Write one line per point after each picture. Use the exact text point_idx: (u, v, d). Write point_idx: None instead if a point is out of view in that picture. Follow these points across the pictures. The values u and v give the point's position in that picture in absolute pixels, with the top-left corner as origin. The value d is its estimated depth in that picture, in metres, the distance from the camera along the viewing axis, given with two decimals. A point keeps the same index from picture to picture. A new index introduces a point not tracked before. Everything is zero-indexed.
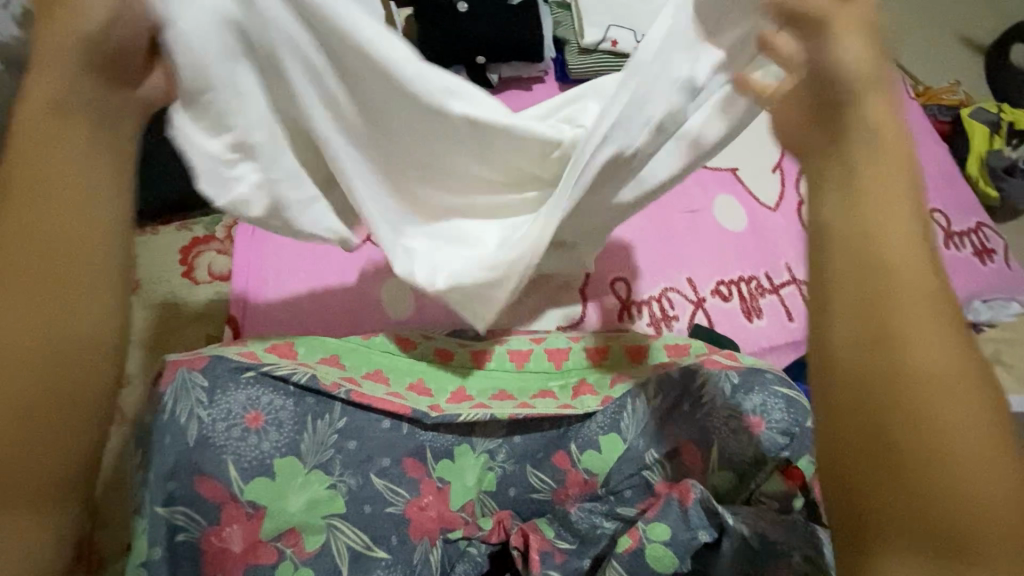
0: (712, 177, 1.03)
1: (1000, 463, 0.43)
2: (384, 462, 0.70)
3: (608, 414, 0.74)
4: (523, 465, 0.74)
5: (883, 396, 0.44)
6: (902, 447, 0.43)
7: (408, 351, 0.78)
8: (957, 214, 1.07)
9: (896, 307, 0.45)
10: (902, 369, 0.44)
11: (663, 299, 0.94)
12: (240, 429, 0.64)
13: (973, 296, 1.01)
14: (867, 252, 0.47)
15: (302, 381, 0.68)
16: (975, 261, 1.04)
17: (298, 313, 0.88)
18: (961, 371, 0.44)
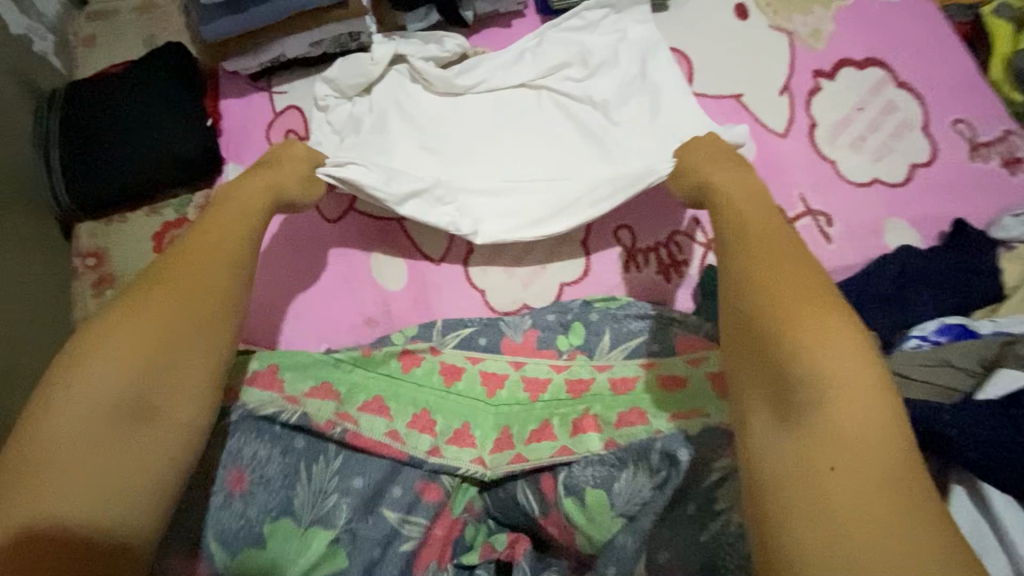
0: (715, 105, 0.97)
1: (827, 457, 0.50)
2: (395, 492, 0.72)
3: (605, 464, 0.71)
4: (516, 482, 0.75)
5: (772, 356, 0.57)
6: (767, 352, 0.57)
7: (409, 369, 0.77)
8: (983, 123, 0.96)
9: (824, 417, 0.52)
10: (773, 345, 0.57)
11: (671, 244, 0.91)
12: (224, 493, 0.68)
13: (1001, 211, 0.91)
14: (778, 338, 0.57)
15: (291, 419, 0.71)
16: (1005, 172, 0.93)
17: (291, 292, 0.88)
18: (809, 372, 0.54)
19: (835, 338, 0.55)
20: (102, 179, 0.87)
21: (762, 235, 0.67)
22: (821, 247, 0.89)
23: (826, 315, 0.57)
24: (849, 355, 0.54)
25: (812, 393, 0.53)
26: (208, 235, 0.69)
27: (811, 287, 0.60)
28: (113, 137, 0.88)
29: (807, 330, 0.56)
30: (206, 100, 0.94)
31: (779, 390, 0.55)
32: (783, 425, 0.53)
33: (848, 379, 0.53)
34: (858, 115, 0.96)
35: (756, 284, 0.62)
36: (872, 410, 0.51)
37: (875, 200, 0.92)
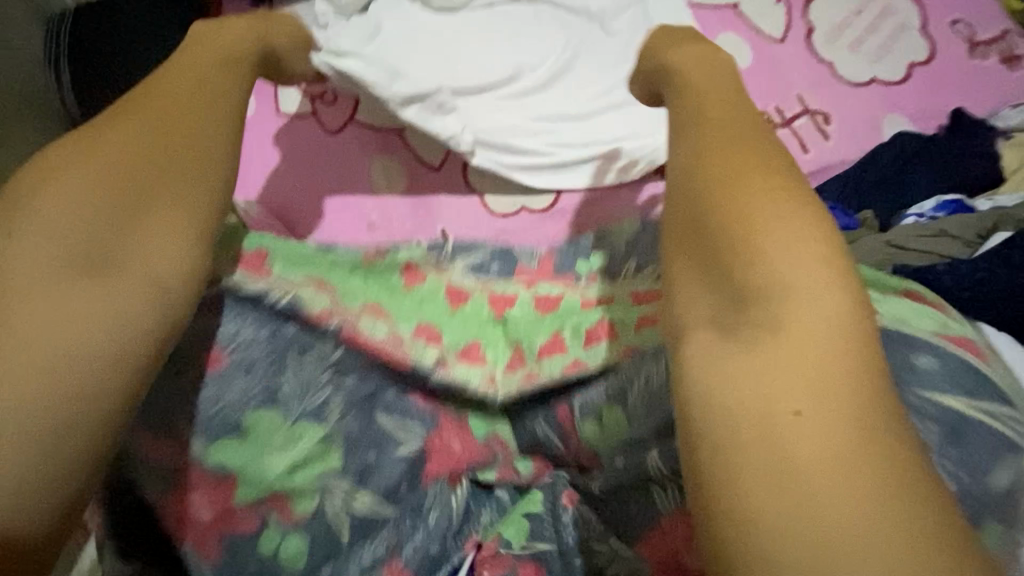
0: (712, 14, 0.98)
1: (787, 376, 0.39)
2: (391, 396, 0.69)
3: (623, 370, 0.67)
4: (534, 411, 0.71)
5: (719, 244, 0.45)
6: (709, 237, 0.46)
7: (414, 284, 0.77)
8: (982, 22, 0.96)
9: (775, 309, 0.42)
10: (715, 230, 0.46)
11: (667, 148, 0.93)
12: (205, 370, 0.63)
13: (1001, 106, 0.90)
14: (721, 217, 0.46)
15: (285, 300, 0.67)
16: (1005, 70, 0.93)
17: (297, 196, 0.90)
18: (760, 263, 0.43)
19: (793, 222, 0.45)
20: (111, 92, 0.90)
21: (741, 136, 0.51)
22: (819, 143, 0.89)
23: (774, 187, 0.47)
24: (806, 244, 0.44)
25: (758, 279, 0.43)
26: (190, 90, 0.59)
27: (759, 155, 0.49)
28: (121, 51, 0.91)
29: (751, 209, 0.46)
30: (211, 19, 0.96)
31: (717, 280, 0.45)
32: (726, 334, 0.42)
33: (799, 274, 0.43)
34: (855, 19, 0.96)
35: (697, 163, 0.50)
36: (834, 305, 0.42)
37: (874, 97, 0.91)
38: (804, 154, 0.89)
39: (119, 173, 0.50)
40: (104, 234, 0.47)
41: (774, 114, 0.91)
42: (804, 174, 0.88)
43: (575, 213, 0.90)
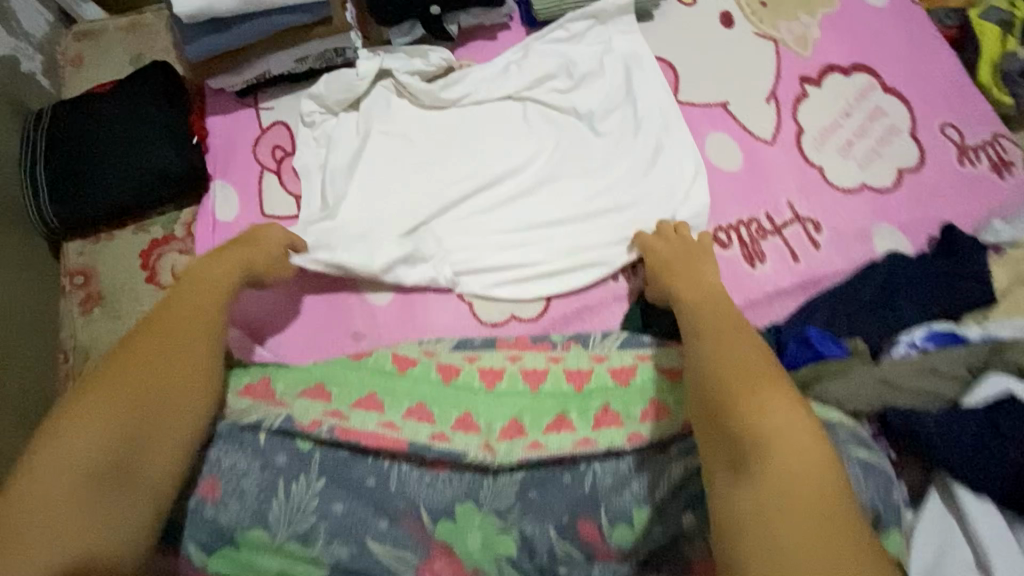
0: (702, 114, 0.97)
1: (785, 510, 0.51)
2: (381, 525, 0.67)
3: (645, 483, 0.68)
4: (545, 525, 0.68)
5: (721, 409, 0.60)
6: (709, 401, 0.61)
7: (407, 369, 0.76)
8: (971, 127, 0.96)
9: (774, 455, 0.55)
10: (715, 398, 0.61)
11: None
12: (195, 498, 0.65)
13: (990, 215, 0.91)
14: (716, 384, 0.61)
15: (274, 425, 0.68)
16: (994, 177, 0.93)
17: (276, 309, 0.87)
18: (759, 420, 0.57)
19: (770, 387, 0.60)
20: (90, 200, 0.88)
21: (721, 327, 0.68)
22: (810, 253, 0.88)
23: (754, 362, 0.62)
24: (786, 406, 0.58)
25: (754, 433, 0.57)
26: (177, 322, 0.69)
27: (742, 339, 0.65)
28: (99, 158, 0.88)
29: (735, 376, 0.61)
30: (191, 118, 0.94)
31: (721, 435, 0.59)
32: (735, 480, 0.55)
33: (783, 428, 0.56)
34: (846, 121, 0.96)
35: (694, 339, 0.67)
36: (816, 453, 0.55)
37: (864, 205, 0.91)
38: (795, 264, 0.88)
39: (123, 398, 0.61)
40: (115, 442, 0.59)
41: (764, 221, 0.90)
42: (795, 286, 0.87)
43: (564, 323, 0.88)
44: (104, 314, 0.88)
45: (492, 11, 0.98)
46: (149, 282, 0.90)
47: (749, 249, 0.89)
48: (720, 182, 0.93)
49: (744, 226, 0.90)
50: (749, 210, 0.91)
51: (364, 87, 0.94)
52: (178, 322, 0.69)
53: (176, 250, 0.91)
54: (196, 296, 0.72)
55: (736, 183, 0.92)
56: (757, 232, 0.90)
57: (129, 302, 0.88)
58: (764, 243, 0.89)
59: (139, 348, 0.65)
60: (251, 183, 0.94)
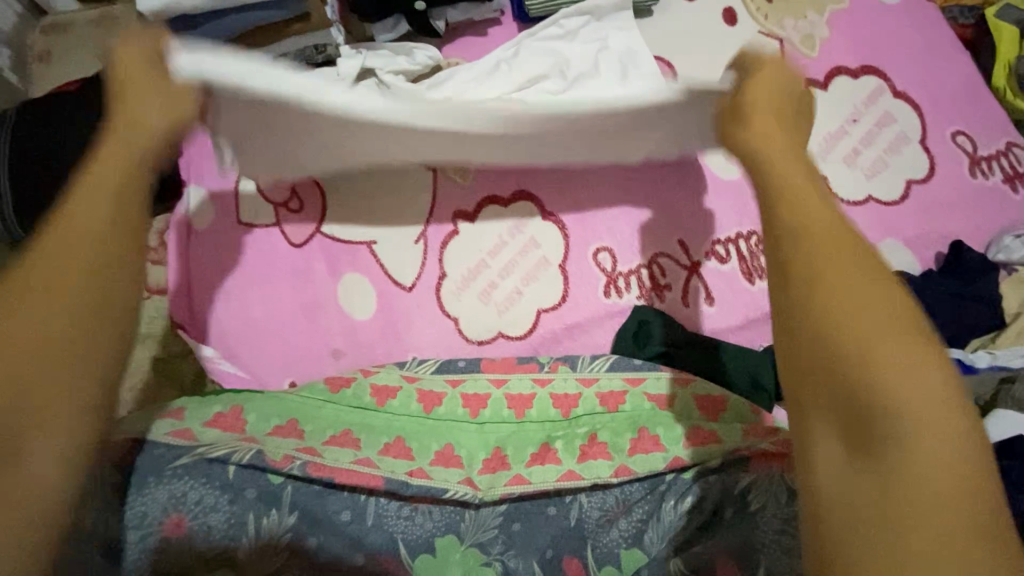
0: None
1: (922, 509, 0.38)
2: (357, 561, 0.65)
3: (632, 522, 0.65)
4: (528, 560, 0.65)
5: (828, 360, 0.42)
6: (808, 345, 0.43)
7: (385, 403, 0.74)
8: (983, 136, 0.92)
9: (908, 431, 0.39)
10: (821, 346, 0.43)
11: (653, 266, 0.86)
12: (156, 537, 0.60)
13: (1001, 230, 0.87)
14: (818, 320, 0.43)
15: (244, 459, 0.65)
16: (1005, 189, 0.90)
17: (254, 326, 0.83)
18: (886, 380, 0.40)
19: (898, 328, 0.42)
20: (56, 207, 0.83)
21: (824, 210, 0.47)
22: None
23: (866, 289, 0.43)
24: (915, 357, 0.41)
25: (878, 396, 0.40)
26: (60, 237, 0.47)
27: (851, 245, 0.45)
28: (65, 163, 0.84)
29: (837, 294, 0.43)
30: None
31: (827, 393, 0.42)
32: (843, 465, 0.41)
33: (917, 395, 0.40)
34: (852, 127, 0.91)
35: (788, 253, 0.45)
36: (959, 420, 0.40)
37: (870, 219, 0.87)
38: None
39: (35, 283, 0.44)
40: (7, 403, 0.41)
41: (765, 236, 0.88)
42: None
43: (554, 340, 0.85)
44: None
45: (482, 6, 0.94)
46: None
47: (748, 264, 0.88)
48: (718, 193, 0.89)
49: (744, 239, 0.88)
50: (748, 223, 0.89)
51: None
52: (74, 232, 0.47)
53: (148, 261, 0.88)
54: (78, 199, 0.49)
55: (735, 194, 0.89)
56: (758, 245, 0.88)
57: None
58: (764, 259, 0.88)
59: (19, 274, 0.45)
60: (225, 188, 0.87)
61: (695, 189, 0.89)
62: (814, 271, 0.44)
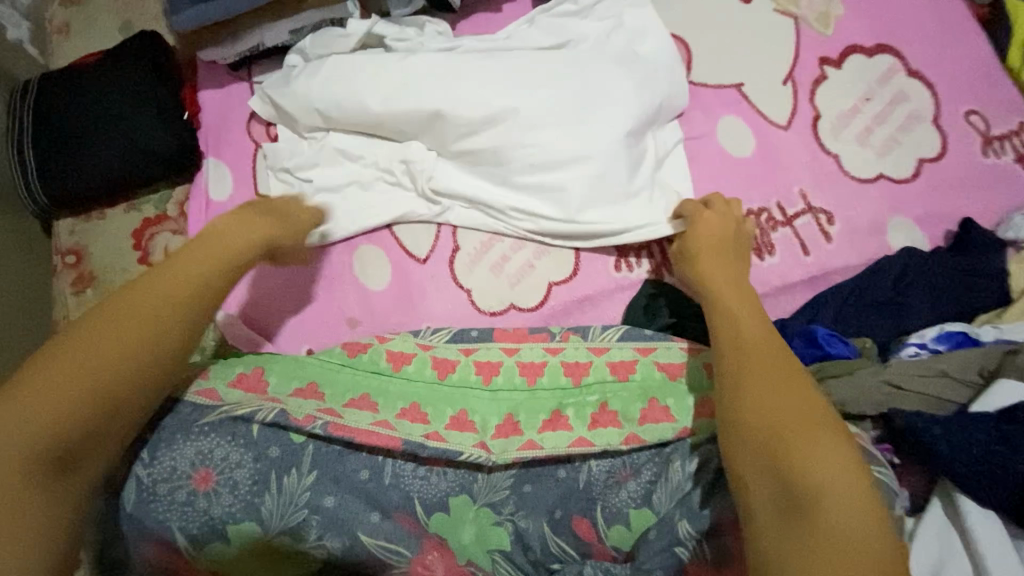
0: (714, 96, 0.92)
1: (832, 545, 0.50)
2: (372, 519, 0.67)
3: (642, 483, 0.67)
4: (539, 520, 0.67)
5: (757, 435, 0.58)
6: (743, 422, 0.60)
7: (401, 368, 0.76)
8: (996, 116, 0.92)
9: (816, 481, 0.53)
10: (747, 421, 0.60)
11: (665, 241, 0.87)
12: (185, 490, 0.64)
13: (1010, 209, 0.88)
14: (743, 401, 0.61)
15: (267, 417, 0.67)
16: (1017, 169, 0.90)
17: (272, 294, 0.86)
18: (798, 446, 0.56)
19: (808, 414, 0.59)
20: (79, 177, 0.85)
21: (751, 318, 0.69)
22: (820, 246, 0.85)
23: (784, 381, 0.61)
24: (820, 432, 0.57)
25: (791, 459, 0.55)
26: (156, 288, 0.61)
27: (766, 339, 0.66)
28: (89, 134, 0.86)
29: (769, 391, 0.61)
30: (183, 92, 0.91)
31: (759, 455, 0.57)
32: (772, 506, 0.54)
33: (823, 459, 0.55)
34: (864, 106, 0.91)
35: (716, 329, 0.70)
36: (857, 478, 0.54)
37: (880, 197, 0.87)
38: (805, 257, 0.85)
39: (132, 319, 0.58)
40: (100, 396, 0.55)
41: (776, 212, 0.87)
42: (804, 279, 0.85)
43: (564, 313, 0.86)
44: (95, 295, 0.87)
45: None
46: (141, 263, 0.88)
47: (758, 240, 0.86)
48: (731, 169, 0.89)
49: (754, 216, 0.87)
50: (760, 199, 0.88)
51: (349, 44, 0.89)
52: (163, 289, 0.61)
53: (168, 230, 0.90)
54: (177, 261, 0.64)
55: (748, 170, 0.89)
56: (768, 222, 0.87)
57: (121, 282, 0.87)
58: (774, 235, 0.86)
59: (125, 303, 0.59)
60: (246, 162, 0.91)
61: (706, 166, 0.90)
62: (736, 344, 0.67)
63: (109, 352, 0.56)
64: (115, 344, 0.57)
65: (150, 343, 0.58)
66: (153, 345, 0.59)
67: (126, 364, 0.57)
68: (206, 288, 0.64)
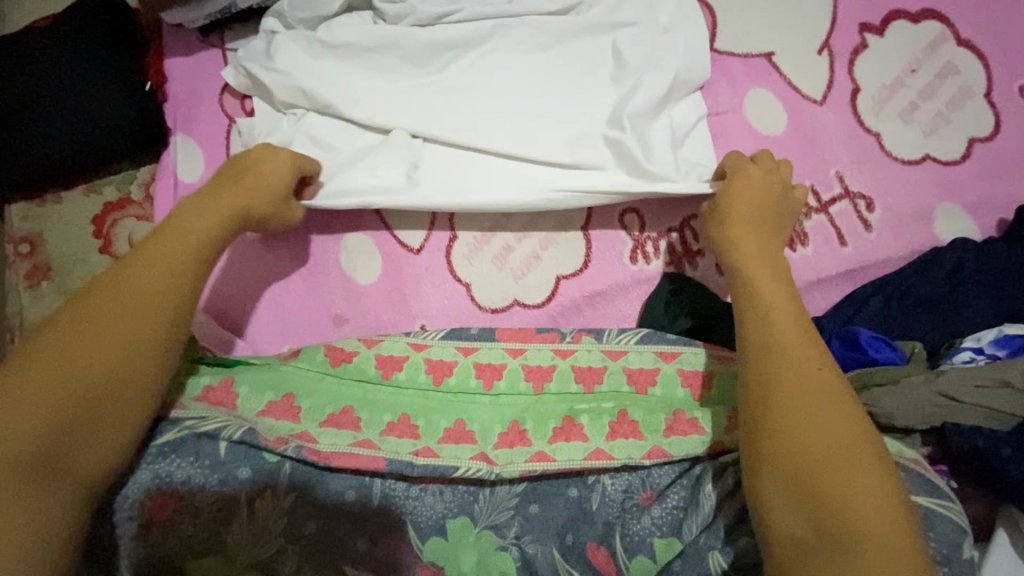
0: (742, 66, 0.83)
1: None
2: (360, 546, 0.60)
3: (668, 508, 0.60)
4: (548, 545, 0.60)
5: (784, 459, 0.51)
6: (766, 442, 0.53)
7: (391, 375, 0.69)
8: None
9: (851, 516, 0.47)
10: (770, 441, 0.52)
11: (686, 231, 0.78)
12: (140, 519, 0.58)
13: None
14: (767, 416, 0.53)
15: (235, 435, 0.61)
16: None
17: (252, 290, 0.78)
18: (829, 474, 0.49)
19: (842, 432, 0.51)
20: (28, 154, 0.76)
21: (782, 304, 0.59)
22: (859, 236, 0.76)
23: (813, 389, 0.53)
24: (854, 455, 0.50)
25: (821, 490, 0.49)
26: (139, 265, 0.57)
27: (799, 329, 0.57)
28: (36, 105, 0.75)
29: (797, 403, 0.53)
30: (148, 60, 0.81)
31: (785, 483, 0.50)
32: (799, 540, 0.49)
33: (859, 487, 0.48)
34: (909, 79, 0.82)
35: (741, 318, 0.60)
36: (895, 509, 0.48)
37: (925, 181, 0.79)
38: (841, 248, 0.77)
39: (122, 294, 0.55)
40: (98, 365, 0.52)
41: (809, 197, 0.78)
42: (840, 273, 0.76)
43: (574, 309, 0.78)
44: (53, 288, 0.78)
45: None
46: (103, 252, 0.79)
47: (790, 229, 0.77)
48: (760, 150, 0.80)
49: None
50: None
51: (331, 7, 0.80)
52: (150, 262, 0.58)
53: (132, 216, 0.81)
54: (159, 241, 0.60)
55: (778, 150, 0.80)
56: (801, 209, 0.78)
57: (82, 274, 0.79)
58: (808, 223, 0.77)
59: (114, 281, 0.56)
60: (217, 138, 0.81)
61: (733, 145, 0.81)
62: (762, 342, 0.57)
63: (100, 328, 0.53)
64: (106, 320, 0.54)
65: (138, 318, 0.55)
66: (138, 322, 0.55)
67: (115, 338, 0.53)
68: (195, 263, 0.60)
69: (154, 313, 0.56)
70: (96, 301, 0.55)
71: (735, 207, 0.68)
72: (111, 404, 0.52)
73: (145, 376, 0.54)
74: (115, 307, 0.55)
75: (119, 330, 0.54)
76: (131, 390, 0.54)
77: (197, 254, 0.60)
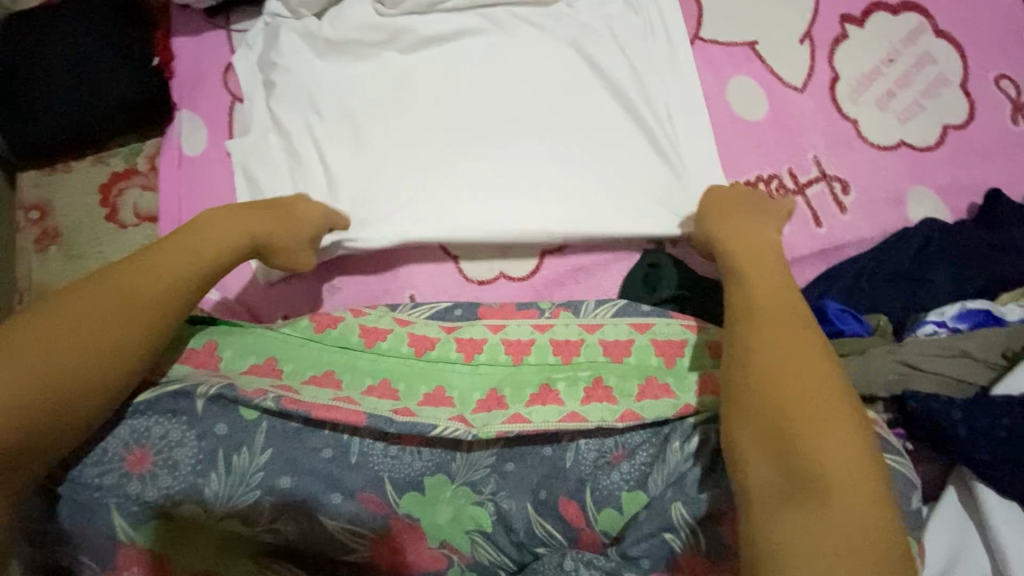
0: (725, 54, 0.86)
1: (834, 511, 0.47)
2: (336, 499, 0.63)
3: (637, 465, 0.63)
4: (522, 501, 0.63)
5: (764, 398, 0.53)
6: (748, 385, 0.55)
7: (375, 344, 0.71)
8: None
9: (822, 450, 0.50)
10: (753, 382, 0.55)
11: None
12: (124, 470, 0.62)
13: None
14: (752, 361, 0.56)
15: (211, 391, 0.64)
16: None
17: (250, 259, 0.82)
18: (808, 413, 0.52)
19: (821, 377, 0.54)
20: (39, 124, 0.80)
21: (769, 271, 0.63)
22: (833, 217, 0.79)
23: (797, 339, 0.56)
24: (831, 397, 0.53)
25: (798, 426, 0.51)
26: (163, 253, 0.63)
27: (785, 291, 0.61)
28: (47, 77, 0.79)
29: (782, 349, 0.55)
30: (154, 37, 0.85)
31: (763, 420, 0.53)
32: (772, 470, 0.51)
33: (833, 425, 0.51)
34: (888, 68, 0.84)
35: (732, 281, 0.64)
36: (864, 447, 0.51)
37: (899, 166, 0.81)
38: (816, 229, 0.79)
39: (135, 277, 0.61)
40: (100, 334, 0.57)
41: (787, 179, 0.81)
42: (814, 252, 0.79)
43: (557, 283, 0.81)
44: (60, 253, 0.82)
45: None
46: (109, 220, 0.83)
47: None
48: (740, 134, 0.83)
49: (764, 183, 0.81)
50: (770, 165, 0.82)
51: None
52: (170, 253, 0.64)
53: (138, 186, 0.85)
54: (185, 237, 0.66)
55: (758, 134, 0.83)
56: (779, 190, 0.81)
57: (88, 239, 0.83)
58: None
59: (133, 265, 0.62)
60: (220, 113, 0.85)
61: (715, 128, 0.84)
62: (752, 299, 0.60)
63: (110, 302, 0.58)
64: (114, 294, 0.59)
65: (145, 302, 0.60)
66: (145, 306, 0.60)
67: (120, 315, 0.58)
68: (208, 263, 0.66)
69: (161, 299, 0.61)
70: (113, 279, 0.60)
71: (729, 206, 0.74)
72: (96, 372, 0.56)
73: (132, 354, 0.58)
74: (127, 288, 0.60)
75: (126, 308, 0.59)
76: (121, 364, 0.58)
77: (213, 253, 0.66)
